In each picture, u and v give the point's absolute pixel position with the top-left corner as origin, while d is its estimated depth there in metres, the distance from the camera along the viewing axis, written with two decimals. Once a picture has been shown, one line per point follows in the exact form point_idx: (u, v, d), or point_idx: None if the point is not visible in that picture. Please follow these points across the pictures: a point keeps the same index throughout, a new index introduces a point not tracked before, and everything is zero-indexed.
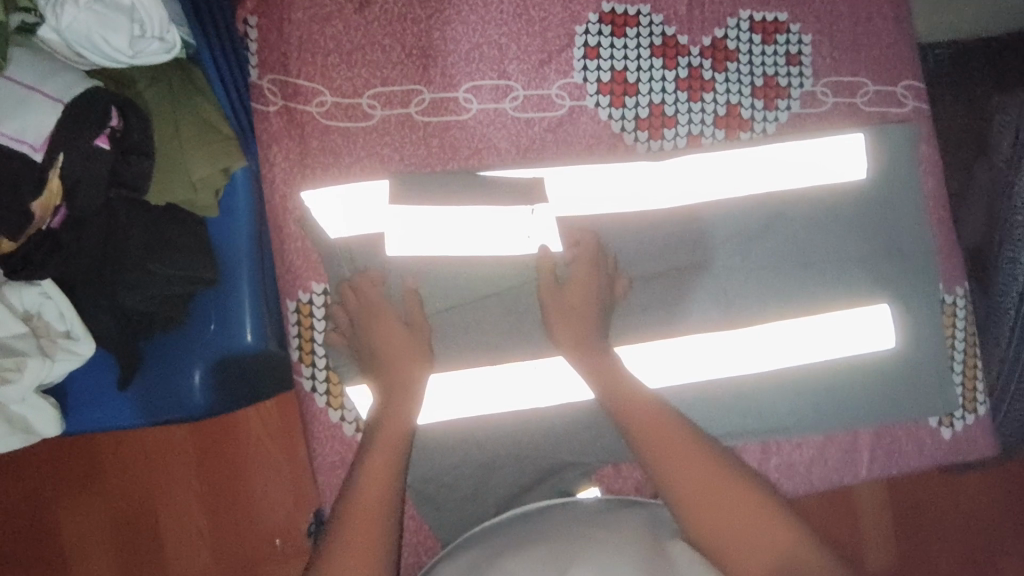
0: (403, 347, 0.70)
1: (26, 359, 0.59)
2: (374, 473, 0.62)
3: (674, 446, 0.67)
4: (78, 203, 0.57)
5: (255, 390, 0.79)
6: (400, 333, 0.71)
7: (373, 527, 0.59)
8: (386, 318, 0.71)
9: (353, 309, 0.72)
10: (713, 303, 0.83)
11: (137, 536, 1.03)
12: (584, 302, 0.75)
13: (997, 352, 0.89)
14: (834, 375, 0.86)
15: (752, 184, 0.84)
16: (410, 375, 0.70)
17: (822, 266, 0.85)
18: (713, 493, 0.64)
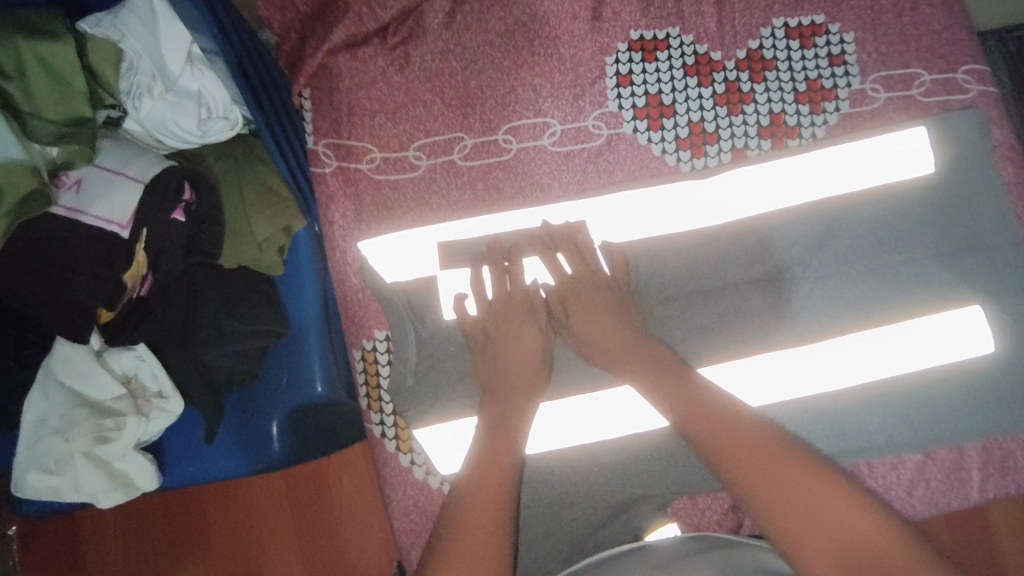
0: (527, 354, 0.71)
1: (124, 418, 0.64)
2: (480, 517, 0.53)
3: (730, 455, 0.58)
4: (162, 267, 0.64)
5: (329, 444, 0.82)
6: (537, 339, 0.72)
7: (491, 528, 0.52)
8: (524, 325, 0.72)
9: (490, 309, 0.73)
10: (779, 319, 0.79)
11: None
12: (599, 330, 0.73)
13: None
14: (932, 388, 0.78)
15: (810, 191, 0.80)
16: (518, 388, 0.69)
17: (897, 266, 0.79)
18: (781, 485, 0.54)
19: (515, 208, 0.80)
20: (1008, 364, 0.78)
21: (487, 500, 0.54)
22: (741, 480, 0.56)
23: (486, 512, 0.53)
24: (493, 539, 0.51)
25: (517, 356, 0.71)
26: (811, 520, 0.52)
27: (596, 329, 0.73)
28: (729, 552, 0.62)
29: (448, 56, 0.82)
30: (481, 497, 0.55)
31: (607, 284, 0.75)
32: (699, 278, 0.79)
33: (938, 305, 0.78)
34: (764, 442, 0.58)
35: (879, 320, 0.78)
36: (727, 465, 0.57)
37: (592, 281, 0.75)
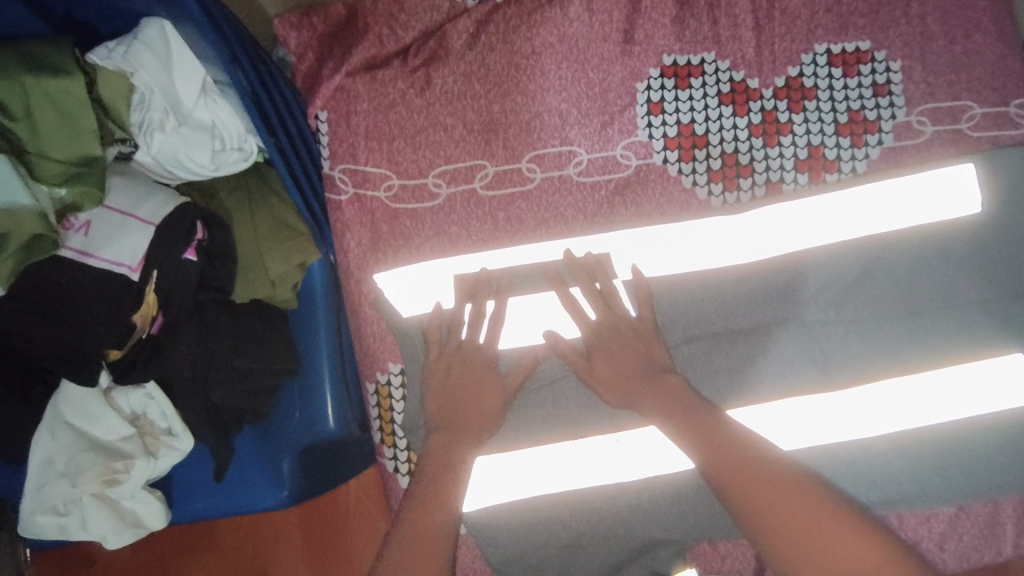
0: (482, 403, 0.71)
1: (133, 461, 0.62)
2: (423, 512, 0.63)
3: (722, 469, 0.62)
4: (173, 307, 0.61)
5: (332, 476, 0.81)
6: (496, 389, 0.72)
7: (434, 529, 0.62)
8: (486, 375, 0.72)
9: (449, 356, 0.72)
10: (808, 362, 0.76)
11: None
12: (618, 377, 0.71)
13: None
14: (968, 440, 0.74)
15: (847, 229, 0.77)
16: (467, 428, 0.70)
17: (936, 312, 0.76)
18: (763, 504, 0.59)
19: (538, 240, 0.77)
20: None
21: (436, 512, 0.63)
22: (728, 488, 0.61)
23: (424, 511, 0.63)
24: (437, 538, 0.61)
25: (472, 404, 0.71)
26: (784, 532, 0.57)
27: (610, 372, 0.71)
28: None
29: (471, 78, 0.78)
30: (433, 505, 0.63)
31: (628, 324, 0.72)
32: (728, 316, 0.76)
33: (978, 354, 0.74)
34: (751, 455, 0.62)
35: (914, 368, 0.75)
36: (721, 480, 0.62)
37: (615, 323, 0.72)
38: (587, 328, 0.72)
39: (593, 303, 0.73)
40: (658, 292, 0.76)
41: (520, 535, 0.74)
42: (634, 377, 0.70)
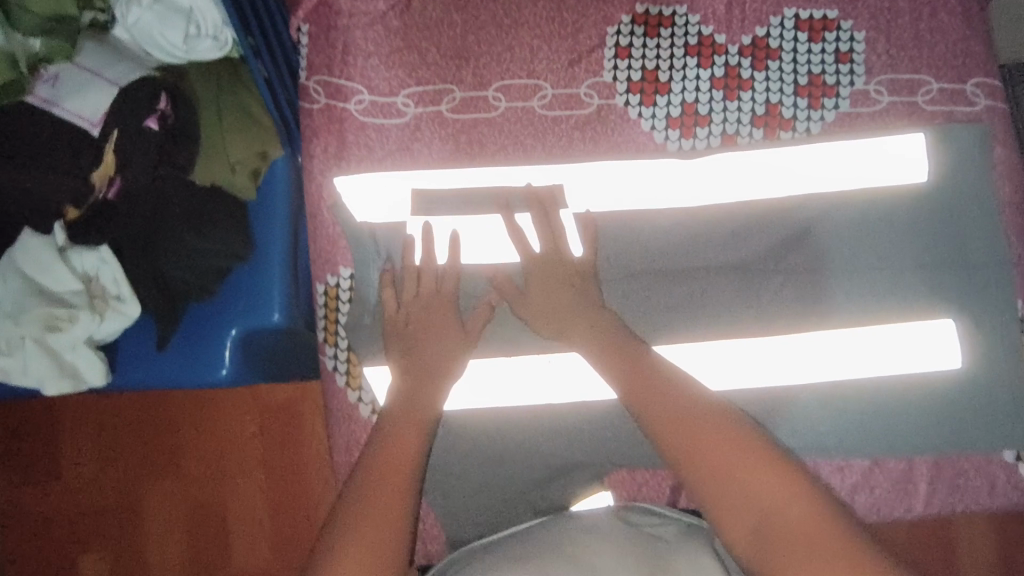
0: (443, 356, 0.72)
1: (76, 313, 0.66)
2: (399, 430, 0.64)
3: (668, 424, 0.59)
4: (130, 176, 0.65)
5: (280, 367, 0.84)
6: (457, 328, 0.74)
7: (399, 476, 0.59)
8: (446, 323, 0.73)
9: (410, 303, 0.75)
10: (743, 306, 0.78)
11: (204, 486, 1.20)
12: (557, 301, 0.73)
13: None
14: (883, 397, 0.77)
15: (793, 185, 0.79)
16: (428, 359, 0.71)
17: (871, 273, 0.78)
18: (712, 466, 0.55)
19: (497, 164, 0.81)
20: (970, 384, 0.76)
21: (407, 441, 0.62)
22: (672, 439, 0.58)
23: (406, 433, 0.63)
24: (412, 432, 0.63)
25: (439, 351, 0.72)
26: (736, 491, 0.53)
27: (548, 304, 0.73)
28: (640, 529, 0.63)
29: (450, 7, 0.82)
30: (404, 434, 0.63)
31: (569, 261, 0.75)
32: (672, 256, 0.79)
33: (904, 316, 0.77)
34: (696, 408, 0.59)
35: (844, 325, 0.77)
36: (663, 432, 0.59)
37: (559, 259, 0.75)
38: (531, 259, 0.75)
39: (543, 242, 0.76)
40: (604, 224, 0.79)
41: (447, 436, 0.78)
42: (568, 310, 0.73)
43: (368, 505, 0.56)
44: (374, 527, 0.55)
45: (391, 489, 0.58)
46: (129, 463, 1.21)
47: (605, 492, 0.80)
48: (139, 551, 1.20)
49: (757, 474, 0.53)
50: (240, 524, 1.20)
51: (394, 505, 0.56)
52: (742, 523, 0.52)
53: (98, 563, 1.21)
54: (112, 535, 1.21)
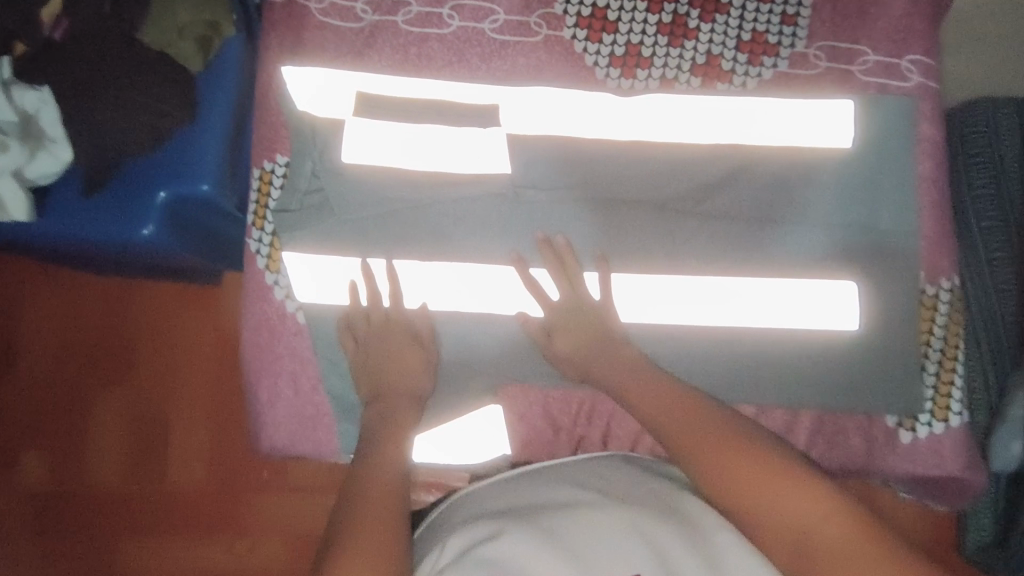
0: (408, 374, 0.77)
1: (9, 144, 0.70)
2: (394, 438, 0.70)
3: (699, 451, 0.60)
4: (79, 14, 0.70)
5: (212, 244, 0.87)
6: (415, 348, 0.78)
7: (391, 474, 0.65)
8: (406, 347, 0.78)
9: (364, 338, 0.79)
10: (652, 240, 0.80)
11: (140, 395, 1.24)
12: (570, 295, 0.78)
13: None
14: (779, 350, 0.79)
15: (720, 134, 0.81)
16: (401, 380, 0.77)
17: (782, 227, 0.80)
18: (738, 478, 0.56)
19: (441, 78, 0.84)
20: (865, 346, 0.78)
21: (398, 452, 0.68)
22: (700, 461, 0.59)
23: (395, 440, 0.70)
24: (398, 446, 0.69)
25: (398, 372, 0.77)
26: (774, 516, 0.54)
27: (570, 350, 0.76)
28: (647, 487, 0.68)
29: None
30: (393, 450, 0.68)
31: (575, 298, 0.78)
32: (596, 181, 0.81)
33: (807, 273, 0.79)
34: (719, 428, 0.61)
35: (750, 274, 0.79)
36: (686, 455, 0.60)
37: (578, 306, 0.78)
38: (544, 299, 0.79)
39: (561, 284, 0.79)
40: (531, 145, 0.81)
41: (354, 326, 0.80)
42: (595, 354, 0.74)
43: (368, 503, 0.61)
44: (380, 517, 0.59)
45: (383, 494, 0.62)
46: (78, 364, 1.25)
47: (496, 407, 0.82)
48: (78, 454, 1.24)
49: (783, 489, 0.54)
50: (180, 439, 1.24)
51: (385, 507, 0.60)
52: (782, 542, 0.53)
53: (36, 460, 1.24)
54: (54, 436, 1.24)
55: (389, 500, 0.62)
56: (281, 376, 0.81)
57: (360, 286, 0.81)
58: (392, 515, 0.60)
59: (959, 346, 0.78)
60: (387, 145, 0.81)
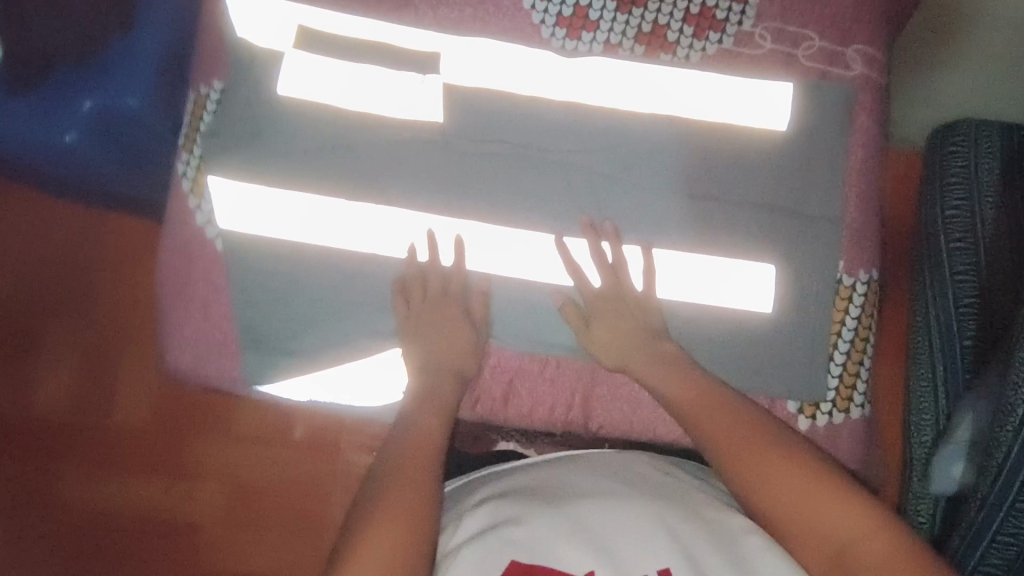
0: (455, 353, 0.78)
1: None
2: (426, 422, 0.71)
3: (737, 463, 0.66)
4: None
5: (139, 160, 0.91)
6: (466, 328, 0.79)
7: (420, 462, 0.67)
8: (456, 325, 0.79)
9: (416, 308, 0.79)
10: (566, 200, 0.80)
11: (68, 315, 1.30)
12: (613, 288, 0.78)
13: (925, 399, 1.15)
14: (692, 325, 0.79)
15: (656, 104, 0.80)
16: (449, 360, 0.78)
17: (706, 203, 0.79)
18: (777, 492, 0.63)
19: (385, 20, 0.83)
20: (776, 330, 0.79)
21: (428, 440, 0.69)
22: (742, 470, 0.66)
23: (426, 424, 0.71)
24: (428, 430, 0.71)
25: (447, 350, 0.78)
26: (805, 529, 0.62)
27: (611, 342, 0.78)
28: (675, 484, 0.70)
29: None
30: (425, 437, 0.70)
31: (624, 294, 0.78)
32: (528, 134, 0.81)
33: (726, 252, 0.79)
34: (762, 441, 0.67)
35: (668, 246, 0.79)
36: (729, 464, 0.67)
37: (619, 296, 0.78)
38: (587, 288, 0.79)
39: (603, 276, 0.78)
40: (464, 95, 0.81)
41: (270, 258, 0.80)
42: (630, 349, 0.77)
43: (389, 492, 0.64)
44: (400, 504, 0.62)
45: (407, 483, 0.65)
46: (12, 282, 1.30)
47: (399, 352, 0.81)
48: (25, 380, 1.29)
49: (821, 500, 0.62)
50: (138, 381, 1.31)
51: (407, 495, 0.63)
52: (820, 551, 0.61)
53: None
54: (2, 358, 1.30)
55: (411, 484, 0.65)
56: (192, 301, 0.81)
57: (418, 251, 0.80)
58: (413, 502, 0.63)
59: (867, 339, 0.79)
60: (322, 81, 0.81)
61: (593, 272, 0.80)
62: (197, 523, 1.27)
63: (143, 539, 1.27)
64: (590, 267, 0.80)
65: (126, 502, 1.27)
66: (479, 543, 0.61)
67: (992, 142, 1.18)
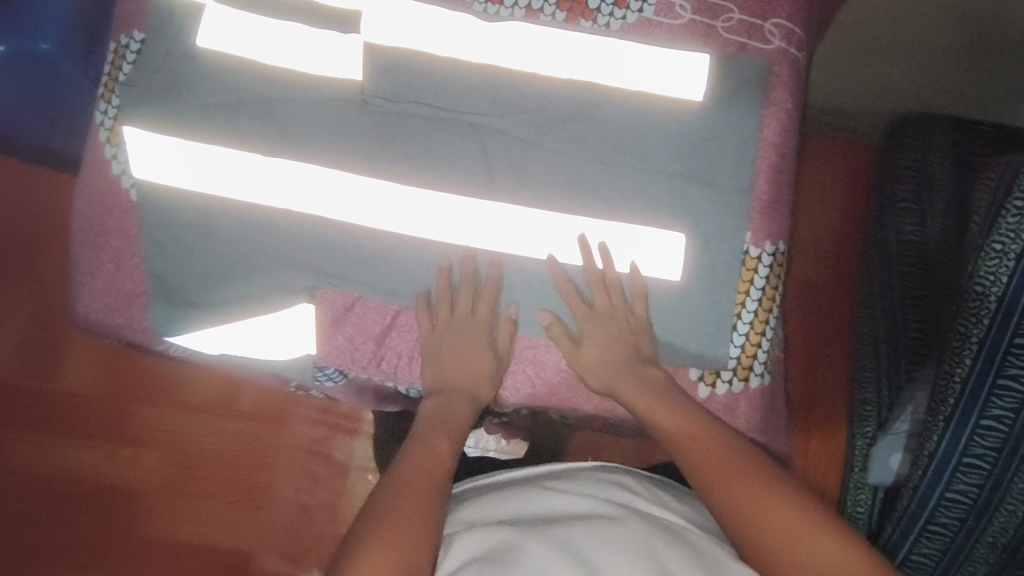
0: (473, 377, 0.83)
1: None
2: (429, 445, 0.77)
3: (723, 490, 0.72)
4: None
5: (51, 95, 0.96)
6: (487, 356, 0.82)
7: (425, 482, 0.73)
8: (477, 346, 0.82)
9: (439, 328, 0.82)
10: (478, 160, 0.80)
11: None
12: (611, 310, 0.80)
13: (872, 387, 1.23)
14: (604, 289, 0.80)
15: (575, 68, 0.80)
16: (464, 382, 0.82)
17: (619, 169, 0.79)
18: (759, 522, 0.68)
19: None
20: (682, 298, 0.80)
21: (432, 466, 0.75)
22: (725, 498, 0.71)
23: (424, 449, 0.76)
24: (426, 456, 0.76)
25: (466, 373, 0.82)
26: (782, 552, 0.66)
27: (600, 359, 0.80)
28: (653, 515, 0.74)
29: None
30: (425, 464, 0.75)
31: (625, 312, 0.80)
32: (444, 93, 0.81)
33: (637, 220, 0.79)
34: (745, 472, 0.71)
35: (578, 209, 0.79)
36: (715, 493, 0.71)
37: (611, 313, 0.80)
38: (580, 307, 0.80)
39: (593, 285, 0.80)
40: (379, 53, 0.81)
41: (183, 210, 0.80)
42: (618, 370, 0.80)
43: (393, 513, 0.69)
44: (403, 526, 0.67)
45: (409, 503, 0.70)
46: None
47: (308, 307, 0.82)
48: None
49: (801, 532, 0.67)
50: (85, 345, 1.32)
51: (410, 516, 0.68)
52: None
53: None
54: None
55: (411, 504, 0.70)
56: (105, 250, 0.83)
57: (453, 267, 0.81)
58: (415, 521, 0.68)
59: (771, 310, 0.82)
60: (241, 34, 0.81)
61: (581, 280, 0.81)
62: (137, 491, 1.28)
63: (97, 513, 1.28)
64: (578, 272, 0.81)
65: (66, 466, 1.29)
66: (475, 564, 0.64)
67: (945, 131, 1.26)
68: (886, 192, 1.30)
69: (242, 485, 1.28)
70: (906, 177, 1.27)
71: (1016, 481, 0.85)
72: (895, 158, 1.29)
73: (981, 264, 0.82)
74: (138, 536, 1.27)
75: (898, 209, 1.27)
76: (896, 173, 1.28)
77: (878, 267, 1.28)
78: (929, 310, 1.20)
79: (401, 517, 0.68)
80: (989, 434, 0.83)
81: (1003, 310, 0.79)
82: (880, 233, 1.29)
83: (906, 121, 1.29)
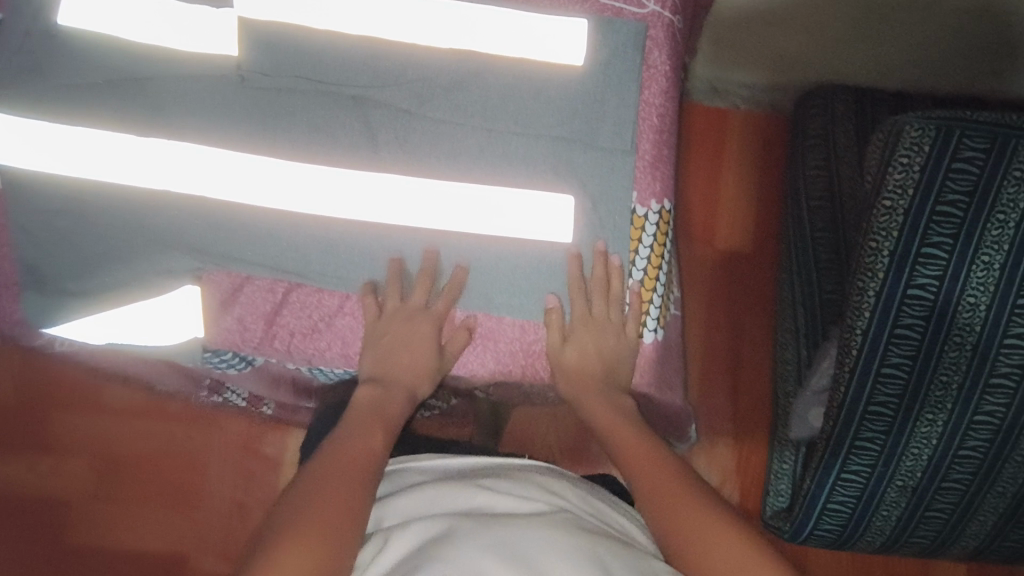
0: (414, 371, 0.84)
1: None
2: (359, 433, 0.76)
3: (653, 495, 0.72)
4: None
5: None
6: (429, 352, 0.83)
7: (355, 465, 0.72)
8: (425, 342, 0.83)
9: (386, 319, 0.82)
10: (361, 132, 0.79)
11: None
12: (605, 317, 0.83)
13: (790, 350, 1.25)
14: (500, 255, 0.81)
15: (454, 36, 0.80)
16: (403, 377, 0.84)
17: (503, 135, 0.80)
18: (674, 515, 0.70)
19: None
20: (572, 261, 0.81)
21: (360, 450, 0.74)
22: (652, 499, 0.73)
23: (354, 435, 0.76)
24: (358, 442, 0.75)
25: (408, 368, 0.84)
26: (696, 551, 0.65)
27: (578, 356, 0.82)
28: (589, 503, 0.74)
29: None
30: (350, 448, 0.74)
31: (620, 322, 0.83)
32: (323, 66, 0.80)
33: (520, 183, 0.80)
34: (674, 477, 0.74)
35: (463, 177, 0.79)
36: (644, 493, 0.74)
37: (607, 319, 0.83)
38: (580, 307, 0.82)
39: (596, 285, 0.81)
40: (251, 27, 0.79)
41: (51, 194, 0.77)
42: (587, 372, 0.83)
43: (311, 494, 0.68)
44: (325, 507, 0.66)
45: (333, 486, 0.69)
46: None
47: (193, 288, 0.81)
48: None
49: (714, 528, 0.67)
50: None
51: (324, 497, 0.67)
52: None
53: None
54: None
55: (326, 484, 0.69)
56: None
57: (406, 258, 0.81)
58: (332, 499, 0.67)
59: (659, 268, 0.84)
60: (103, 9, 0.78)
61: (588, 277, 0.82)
62: (59, 498, 1.23)
63: (19, 520, 1.22)
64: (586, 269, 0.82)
65: None
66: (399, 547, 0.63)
67: (847, 100, 1.27)
68: (798, 158, 1.30)
69: (164, 484, 1.24)
70: (816, 143, 1.27)
71: (917, 422, 0.89)
72: (804, 127, 1.30)
73: (872, 219, 0.82)
74: (63, 545, 1.22)
75: (808, 175, 1.27)
76: (806, 140, 1.28)
77: (793, 232, 1.28)
78: (839, 272, 1.20)
79: (320, 499, 0.67)
80: (889, 382, 0.88)
81: (895, 261, 0.81)
82: (792, 199, 1.31)
83: (813, 93, 1.31)
